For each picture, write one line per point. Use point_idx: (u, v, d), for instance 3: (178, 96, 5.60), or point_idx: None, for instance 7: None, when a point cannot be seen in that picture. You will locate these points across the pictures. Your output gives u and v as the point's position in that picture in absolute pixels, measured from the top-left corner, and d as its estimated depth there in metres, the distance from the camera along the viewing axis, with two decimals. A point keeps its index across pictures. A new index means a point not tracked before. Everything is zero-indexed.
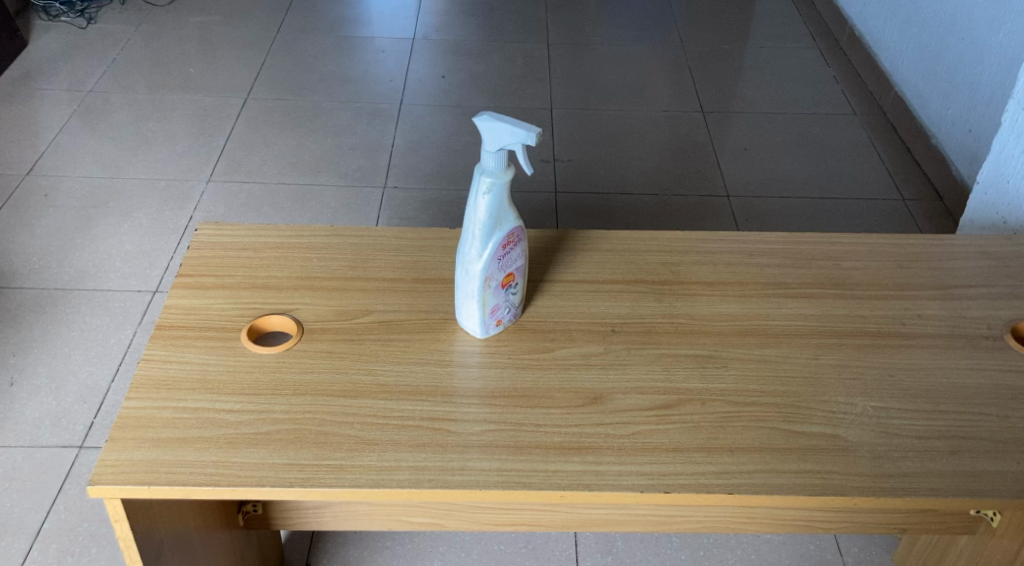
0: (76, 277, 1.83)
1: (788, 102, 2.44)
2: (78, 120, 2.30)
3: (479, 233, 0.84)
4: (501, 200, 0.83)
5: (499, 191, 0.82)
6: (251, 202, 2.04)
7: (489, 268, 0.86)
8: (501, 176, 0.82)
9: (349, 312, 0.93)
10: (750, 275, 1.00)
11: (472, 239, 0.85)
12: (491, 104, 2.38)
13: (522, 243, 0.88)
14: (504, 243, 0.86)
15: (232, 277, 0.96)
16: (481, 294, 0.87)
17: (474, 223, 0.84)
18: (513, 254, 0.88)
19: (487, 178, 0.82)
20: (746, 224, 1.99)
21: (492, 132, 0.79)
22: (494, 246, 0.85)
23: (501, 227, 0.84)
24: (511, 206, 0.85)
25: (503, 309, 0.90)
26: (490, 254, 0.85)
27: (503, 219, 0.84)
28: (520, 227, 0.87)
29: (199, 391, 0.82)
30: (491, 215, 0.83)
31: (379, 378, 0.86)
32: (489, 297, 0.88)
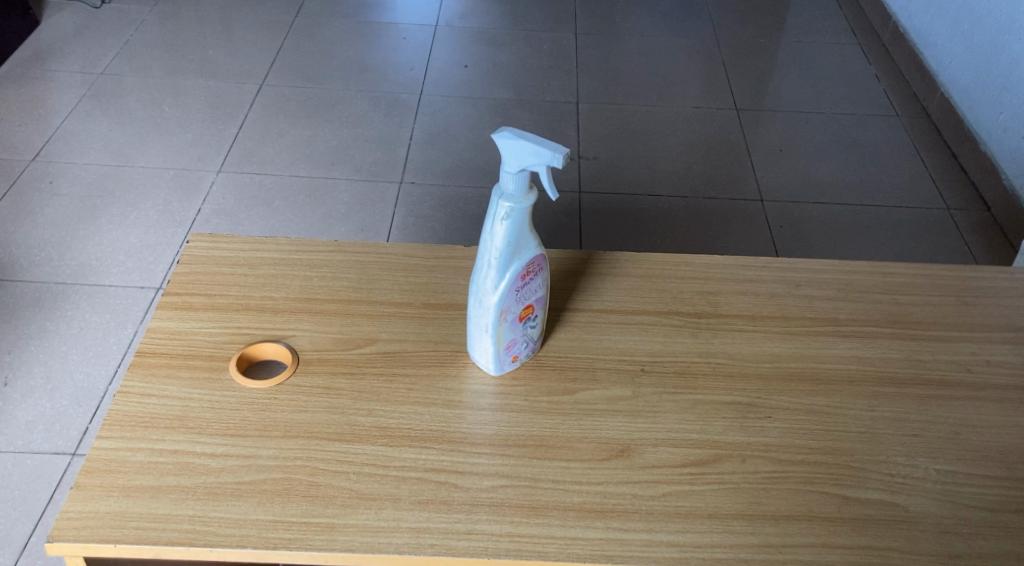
0: (77, 271, 1.75)
1: (827, 101, 2.31)
2: (88, 104, 2.22)
3: (495, 262, 0.75)
4: (521, 226, 0.74)
5: (519, 217, 0.73)
6: (262, 194, 1.96)
7: (506, 301, 0.77)
8: (522, 200, 0.72)
9: (350, 341, 0.84)
10: (795, 309, 0.90)
11: (487, 269, 0.75)
12: (514, 96, 2.27)
13: (544, 273, 0.79)
14: (523, 275, 0.76)
15: (223, 296, 0.87)
16: (496, 329, 0.78)
17: (491, 251, 0.75)
18: (533, 286, 0.78)
19: (506, 201, 0.72)
20: (781, 233, 1.87)
21: (512, 151, 0.69)
22: (511, 277, 0.75)
23: (520, 257, 0.75)
24: (532, 233, 0.75)
25: (520, 344, 0.81)
26: (507, 286, 0.76)
27: (523, 247, 0.75)
28: (542, 254, 0.77)
29: (179, 430, 0.74)
30: (508, 243, 0.74)
31: (379, 421, 0.77)
32: (504, 331, 0.79)
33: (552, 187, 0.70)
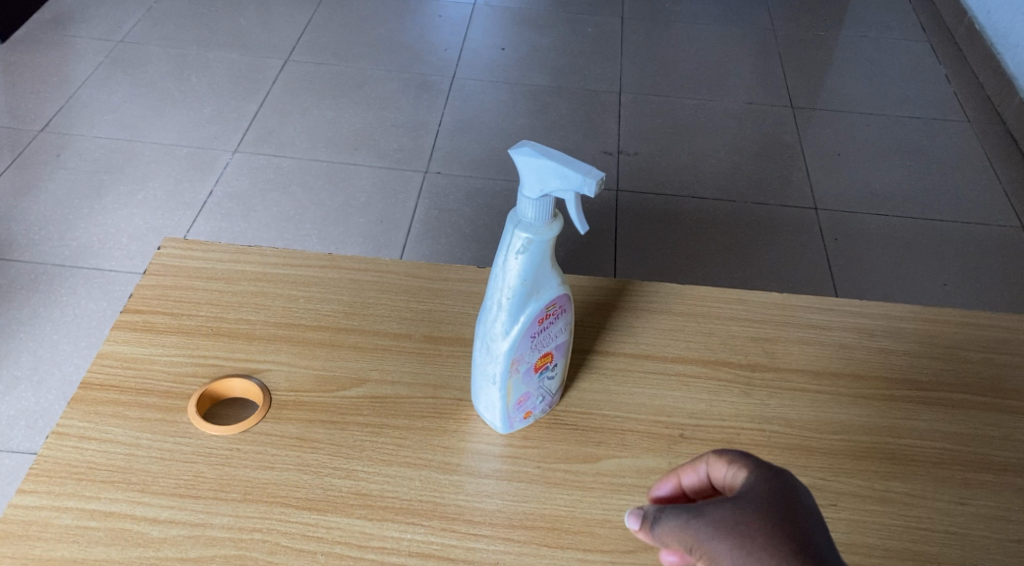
0: (77, 253, 1.65)
1: (893, 103, 2.12)
2: (105, 73, 2.11)
3: (508, 304, 0.61)
4: (541, 263, 0.60)
5: (539, 251, 0.59)
6: (278, 178, 1.83)
7: (518, 350, 0.63)
8: (545, 231, 0.58)
9: (333, 382, 0.71)
10: (869, 366, 0.76)
11: (498, 311, 0.61)
12: (553, 84, 2.12)
13: (568, 315, 0.65)
14: (541, 320, 0.62)
15: (192, 317, 0.74)
16: (504, 381, 0.64)
17: (503, 291, 0.61)
18: (552, 332, 0.64)
19: (524, 233, 0.58)
20: (836, 246, 1.71)
21: (535, 170, 0.56)
22: (526, 322, 0.62)
23: (538, 298, 0.61)
24: (554, 269, 0.61)
25: (534, 398, 0.67)
26: (520, 333, 0.62)
27: (542, 287, 0.61)
28: (566, 294, 0.63)
29: (118, 486, 0.61)
30: (525, 282, 0.60)
31: (359, 486, 0.63)
32: (515, 384, 0.65)
33: (580, 219, 0.56)
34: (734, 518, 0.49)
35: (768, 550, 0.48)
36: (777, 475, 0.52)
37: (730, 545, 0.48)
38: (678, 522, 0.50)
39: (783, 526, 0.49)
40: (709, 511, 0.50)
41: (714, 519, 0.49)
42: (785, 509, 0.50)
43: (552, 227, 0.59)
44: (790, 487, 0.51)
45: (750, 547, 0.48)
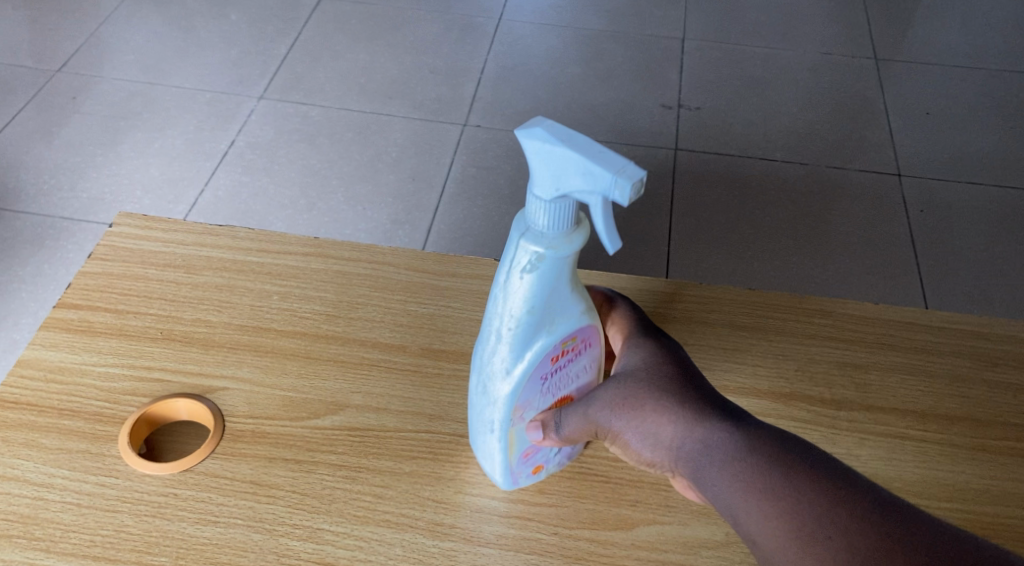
0: (87, 205, 1.52)
1: (994, 55, 1.87)
2: (131, 9, 1.96)
3: (509, 336, 0.46)
4: (556, 285, 0.45)
5: (553, 271, 0.44)
6: (305, 129, 1.68)
7: (524, 394, 0.48)
8: (563, 244, 0.43)
9: (303, 407, 0.56)
10: (993, 409, 0.58)
11: (498, 349, 0.46)
12: (609, 28, 1.92)
13: (594, 351, 0.50)
14: (555, 360, 0.48)
15: (139, 316, 0.60)
16: (505, 431, 0.50)
17: (505, 322, 0.45)
18: (569, 371, 0.49)
19: (533, 246, 0.43)
20: (921, 219, 1.50)
21: (550, 159, 0.40)
22: (534, 360, 0.46)
23: (551, 333, 0.46)
24: (575, 293, 0.46)
25: (546, 450, 0.52)
26: (527, 376, 0.47)
27: (557, 317, 0.46)
28: (590, 326, 0.48)
29: (17, 544, 0.49)
30: (534, 312, 0.45)
31: (322, 552, 0.49)
32: (521, 435, 0.50)
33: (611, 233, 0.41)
34: (623, 383, 0.48)
35: (664, 403, 0.46)
36: (650, 330, 0.51)
37: (626, 414, 0.47)
38: (575, 411, 0.48)
39: (667, 374, 0.48)
40: (599, 391, 0.48)
41: (606, 393, 0.48)
42: (665, 358, 0.48)
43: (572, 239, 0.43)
44: (662, 339, 0.50)
45: (646, 408, 0.46)
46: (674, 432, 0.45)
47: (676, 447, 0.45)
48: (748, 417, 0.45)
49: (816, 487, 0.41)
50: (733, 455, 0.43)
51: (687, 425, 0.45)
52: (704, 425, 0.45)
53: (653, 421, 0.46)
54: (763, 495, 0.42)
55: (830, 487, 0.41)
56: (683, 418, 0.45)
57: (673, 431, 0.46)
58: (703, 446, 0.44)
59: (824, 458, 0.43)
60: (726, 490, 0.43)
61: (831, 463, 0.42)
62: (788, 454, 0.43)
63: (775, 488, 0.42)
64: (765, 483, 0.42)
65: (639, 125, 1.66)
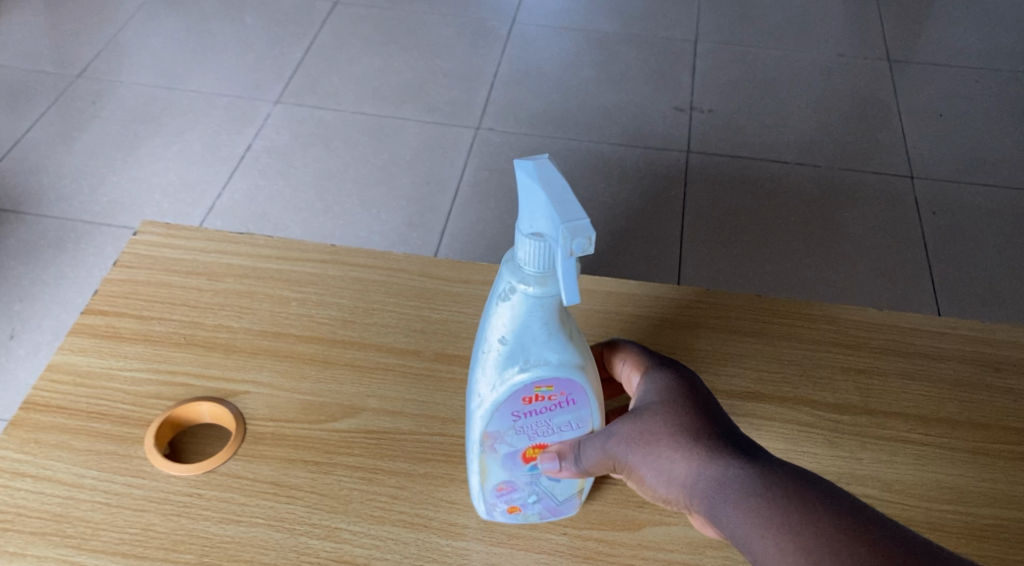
0: (106, 209, 1.55)
1: (1006, 57, 1.87)
2: (150, 15, 1.99)
3: (485, 362, 0.49)
4: (531, 321, 0.47)
5: (525, 306, 0.46)
6: (321, 133, 1.70)
7: (495, 424, 0.50)
8: (534, 279, 0.45)
9: (321, 411, 0.58)
10: (993, 413, 0.60)
11: (477, 372, 0.49)
12: (621, 31, 1.93)
13: (579, 409, 0.50)
14: (530, 399, 0.49)
15: (163, 322, 0.63)
16: (475, 456, 0.51)
17: (485, 346, 0.49)
18: (550, 418, 0.50)
19: (508, 277, 0.46)
20: (933, 221, 1.51)
21: (530, 199, 0.43)
22: (503, 392, 0.48)
23: (522, 370, 0.48)
24: (552, 340, 0.47)
25: (523, 493, 0.52)
26: (496, 404, 0.49)
27: (531, 355, 0.48)
28: (573, 382, 0.48)
29: (49, 541, 0.51)
30: (507, 341, 0.47)
31: (341, 551, 0.52)
32: (493, 466, 0.51)
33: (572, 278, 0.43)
34: (639, 418, 0.48)
35: (680, 439, 0.47)
36: (665, 364, 0.51)
37: (643, 450, 0.47)
38: (592, 444, 0.49)
39: (682, 410, 0.48)
40: (616, 426, 0.49)
41: (623, 427, 0.48)
42: (681, 393, 0.49)
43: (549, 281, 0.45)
44: (678, 372, 0.50)
45: (662, 446, 0.47)
46: (690, 470, 0.46)
47: (692, 484, 0.46)
48: (763, 453, 0.46)
49: (833, 528, 0.42)
50: (751, 495, 0.44)
51: (703, 462, 0.46)
52: (720, 464, 0.46)
53: (669, 458, 0.47)
54: (781, 536, 0.43)
55: (846, 527, 0.42)
56: (698, 456, 0.46)
57: (688, 468, 0.46)
58: (718, 485, 0.45)
59: (841, 496, 0.43)
60: (743, 530, 0.44)
61: (849, 503, 0.43)
62: (805, 494, 0.43)
63: (792, 532, 0.42)
64: (784, 524, 0.43)
65: (651, 127, 1.68)
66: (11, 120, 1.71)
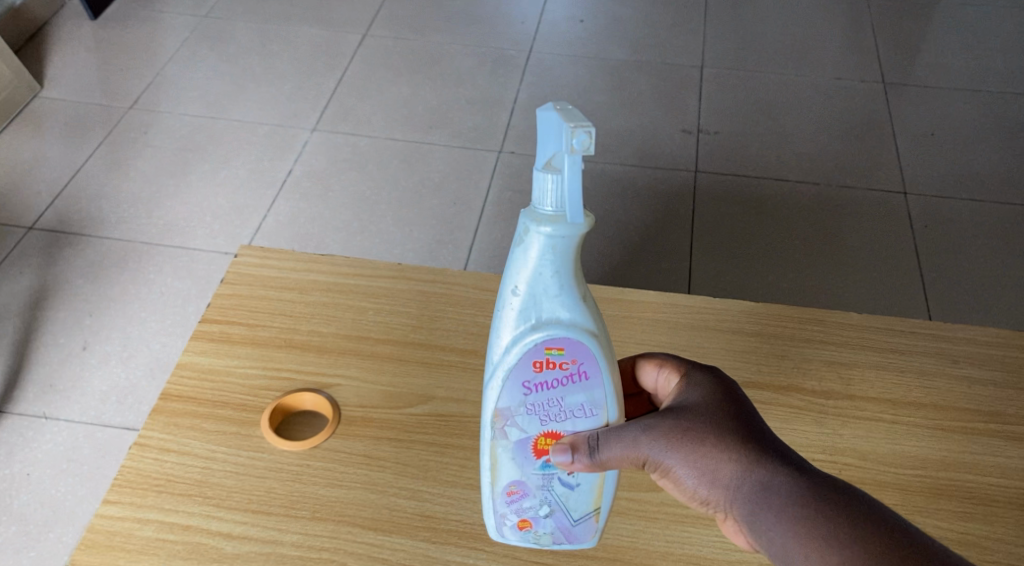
0: (163, 231, 1.63)
1: (993, 79, 2.00)
2: (192, 47, 2.06)
3: (503, 316, 0.56)
4: (547, 272, 0.54)
5: (541, 254, 0.53)
6: (356, 157, 1.80)
7: (510, 400, 0.57)
8: (546, 220, 0.52)
9: (400, 398, 0.72)
10: (952, 396, 0.72)
11: (498, 323, 0.56)
12: (632, 58, 2.06)
13: (587, 388, 0.57)
14: (543, 359, 0.56)
15: (266, 328, 0.76)
16: (489, 441, 0.58)
17: (506, 295, 0.56)
18: (560, 396, 0.57)
19: (525, 220, 0.53)
20: (925, 234, 1.63)
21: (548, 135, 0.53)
22: (517, 353, 0.56)
23: (535, 330, 0.55)
24: (561, 295, 0.54)
25: (534, 502, 0.60)
26: (512, 358, 0.56)
27: (546, 307, 0.55)
28: (580, 344, 0.55)
29: (195, 501, 0.64)
30: (524, 293, 0.54)
31: (424, 508, 0.65)
32: (505, 460, 0.59)
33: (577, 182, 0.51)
34: (682, 423, 0.56)
35: (724, 446, 0.55)
36: (704, 374, 0.59)
37: (688, 453, 0.55)
38: (628, 442, 0.56)
39: (723, 417, 0.56)
40: (659, 428, 0.56)
41: (664, 430, 0.56)
42: (722, 402, 0.57)
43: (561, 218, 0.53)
44: (717, 381, 0.58)
45: (706, 450, 0.55)
46: (734, 473, 0.54)
47: (736, 486, 0.54)
48: (803, 463, 0.55)
49: (861, 527, 0.51)
50: (790, 499, 0.53)
51: (747, 468, 0.54)
52: (763, 470, 0.54)
53: (713, 459, 0.55)
54: (816, 534, 0.51)
55: (872, 528, 0.51)
56: (742, 460, 0.55)
57: (732, 471, 0.55)
58: (761, 488, 0.53)
59: (867, 501, 0.52)
60: (779, 531, 0.53)
61: (874, 507, 0.52)
62: (837, 498, 0.52)
63: (826, 531, 0.51)
64: (819, 524, 0.51)
65: (662, 149, 1.81)
66: (68, 150, 1.78)
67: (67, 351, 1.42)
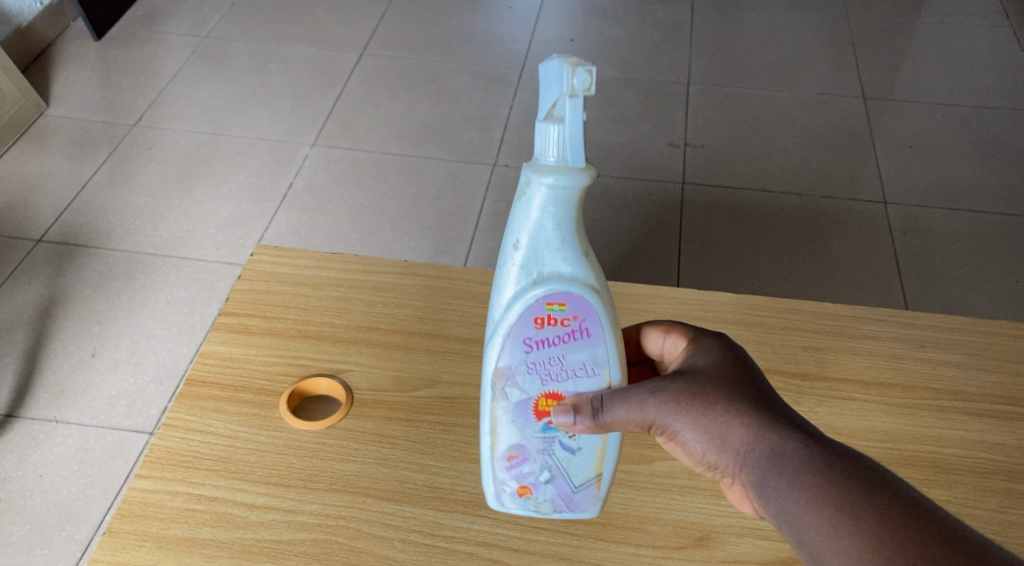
0: (168, 242, 1.66)
1: (968, 93, 2.08)
2: (193, 67, 2.10)
3: (508, 271, 0.61)
4: (548, 225, 0.60)
5: (543, 206, 0.59)
6: (355, 171, 1.85)
7: (514, 358, 0.62)
8: (548, 172, 0.58)
9: (408, 383, 0.77)
10: (918, 377, 0.78)
11: (501, 277, 0.62)
12: (622, 75, 2.12)
13: (588, 343, 0.62)
14: (544, 315, 0.61)
15: (281, 320, 0.81)
16: (490, 401, 0.64)
17: (509, 248, 0.61)
18: (562, 354, 0.62)
19: (527, 172, 0.58)
20: (904, 241, 1.70)
21: (548, 80, 0.58)
22: (521, 307, 0.61)
23: (537, 285, 0.61)
24: (563, 248, 0.60)
25: (535, 467, 0.65)
26: (515, 313, 0.61)
27: (547, 260, 0.60)
28: (579, 297, 0.61)
29: (220, 474, 0.70)
30: (527, 248, 0.60)
31: (432, 479, 0.71)
32: (506, 422, 0.64)
33: (579, 124, 0.57)
34: (691, 387, 0.59)
35: (731, 409, 0.58)
36: (718, 344, 0.63)
37: (695, 415, 0.59)
38: (634, 403, 0.60)
39: (732, 383, 0.59)
40: (668, 391, 0.60)
41: (672, 392, 0.59)
42: (732, 370, 0.60)
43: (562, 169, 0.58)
44: (730, 352, 0.62)
45: (713, 412, 0.59)
46: (741, 435, 0.58)
47: (741, 446, 0.57)
48: (812, 429, 0.57)
49: (863, 489, 0.53)
50: (795, 460, 0.55)
51: (752, 430, 0.57)
52: (768, 433, 0.57)
53: (719, 421, 0.58)
54: (818, 493, 0.53)
55: (874, 489, 0.53)
56: (747, 422, 0.58)
57: (739, 433, 0.58)
58: (766, 449, 0.56)
59: (871, 465, 0.54)
60: (779, 486, 0.55)
61: (875, 471, 0.54)
62: (840, 461, 0.54)
63: (828, 489, 0.53)
64: (820, 482, 0.54)
65: (651, 162, 1.88)
66: (75, 166, 1.81)
67: (76, 357, 1.44)
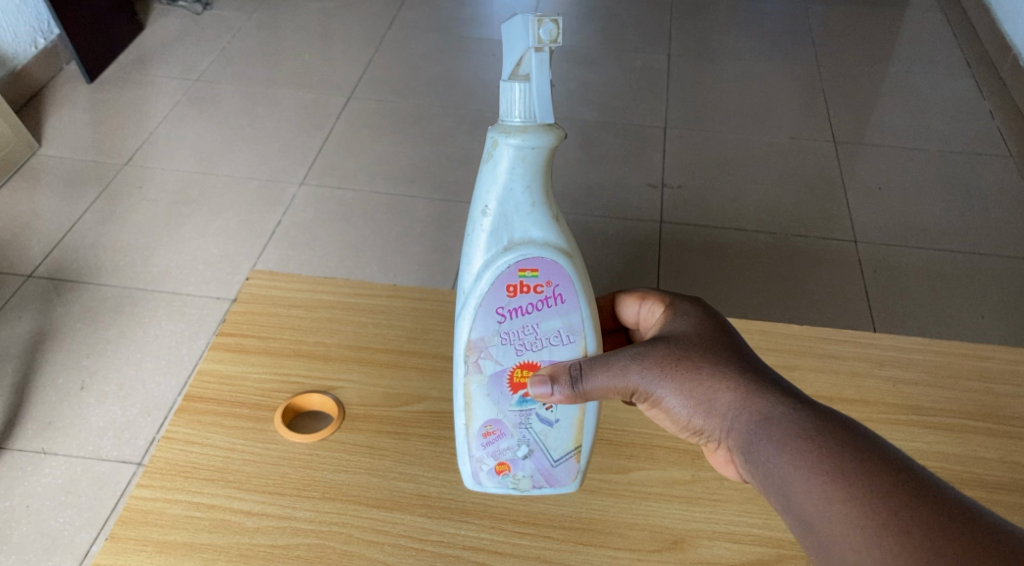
0: (158, 278, 1.69)
1: (935, 138, 2.16)
2: (183, 109, 2.15)
3: (478, 238, 0.67)
4: (517, 188, 0.65)
5: (510, 166, 0.65)
6: (341, 210, 1.89)
7: (487, 327, 0.68)
8: (513, 134, 0.64)
9: (398, 398, 0.81)
10: (878, 393, 0.83)
11: (472, 245, 0.67)
12: (602, 119, 2.20)
13: (558, 309, 0.68)
14: (516, 283, 0.67)
15: (276, 340, 0.85)
16: (464, 376, 0.69)
17: (479, 215, 0.67)
18: (535, 324, 0.68)
19: (494, 134, 0.65)
20: (874, 278, 1.76)
21: (510, 46, 0.65)
22: (492, 274, 0.67)
23: (508, 252, 0.66)
24: (530, 211, 0.66)
25: (512, 442, 0.71)
26: (488, 280, 0.67)
27: (516, 226, 0.66)
28: (546, 260, 0.67)
29: (218, 483, 0.73)
30: (497, 213, 0.66)
31: (420, 489, 0.74)
32: (481, 396, 0.70)
33: (544, 81, 0.63)
34: (670, 354, 0.65)
35: (709, 373, 0.64)
36: (697, 314, 0.68)
37: (675, 379, 0.64)
38: (614, 370, 0.65)
39: (710, 350, 0.65)
40: (649, 359, 0.65)
41: (651, 359, 0.65)
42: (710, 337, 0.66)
43: (528, 129, 0.64)
44: (710, 322, 0.67)
45: (692, 376, 0.64)
46: (719, 397, 0.63)
47: (719, 406, 0.63)
48: (787, 387, 0.62)
49: (830, 436, 0.58)
50: (767, 415, 0.60)
51: (729, 391, 0.63)
52: (744, 392, 0.62)
53: (698, 384, 0.64)
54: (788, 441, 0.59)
55: (841, 437, 0.58)
56: (726, 384, 0.63)
57: (716, 395, 0.63)
58: (741, 407, 0.62)
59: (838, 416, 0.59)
60: (754, 439, 0.60)
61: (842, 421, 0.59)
62: (810, 414, 0.59)
63: (796, 438, 0.58)
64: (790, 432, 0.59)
65: (630, 203, 1.94)
66: (65, 205, 1.84)
67: (64, 391, 1.46)
